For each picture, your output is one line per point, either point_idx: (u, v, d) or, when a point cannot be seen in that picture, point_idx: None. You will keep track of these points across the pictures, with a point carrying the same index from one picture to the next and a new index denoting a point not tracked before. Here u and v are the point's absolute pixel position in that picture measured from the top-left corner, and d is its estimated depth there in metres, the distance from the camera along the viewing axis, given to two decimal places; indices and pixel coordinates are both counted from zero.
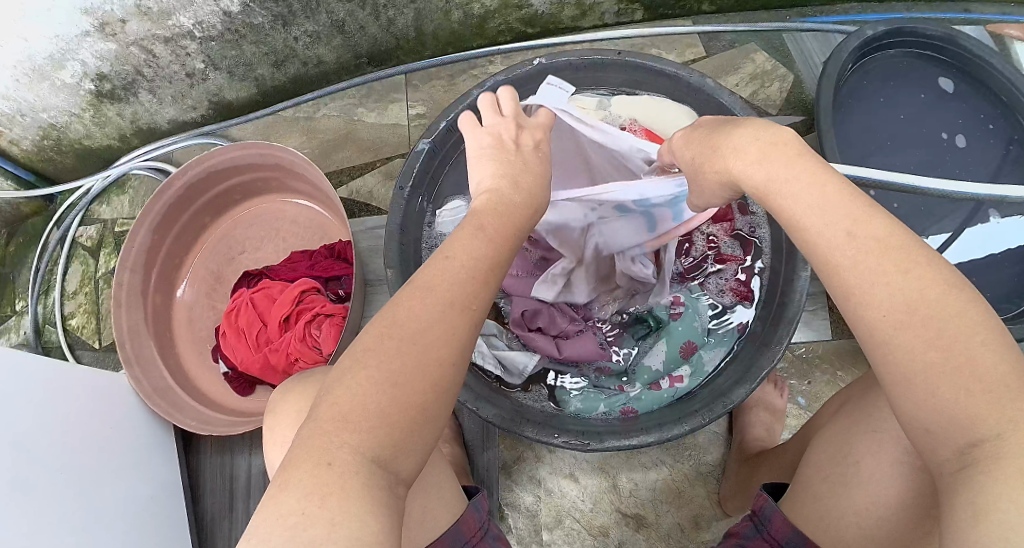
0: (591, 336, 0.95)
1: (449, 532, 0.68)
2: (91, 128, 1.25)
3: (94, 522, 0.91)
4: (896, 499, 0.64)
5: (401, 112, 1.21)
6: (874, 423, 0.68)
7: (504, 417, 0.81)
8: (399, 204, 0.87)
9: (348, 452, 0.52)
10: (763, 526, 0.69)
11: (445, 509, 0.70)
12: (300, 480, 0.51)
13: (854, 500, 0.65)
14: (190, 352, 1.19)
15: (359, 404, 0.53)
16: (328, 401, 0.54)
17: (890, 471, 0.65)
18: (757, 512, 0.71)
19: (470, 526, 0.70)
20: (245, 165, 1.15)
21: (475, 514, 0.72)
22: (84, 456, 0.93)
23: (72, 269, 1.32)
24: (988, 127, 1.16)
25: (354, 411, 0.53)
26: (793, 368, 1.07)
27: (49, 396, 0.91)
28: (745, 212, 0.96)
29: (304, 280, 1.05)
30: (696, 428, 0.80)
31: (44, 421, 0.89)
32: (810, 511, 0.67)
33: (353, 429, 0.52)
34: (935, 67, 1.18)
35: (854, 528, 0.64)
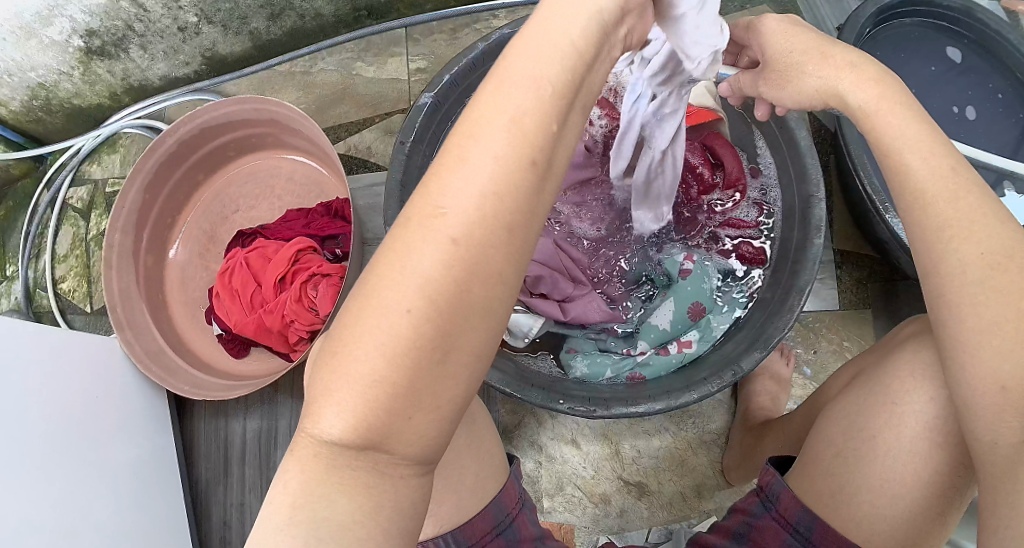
0: (597, 298, 0.92)
1: (493, 501, 0.66)
2: (81, 87, 1.20)
3: (88, 489, 0.89)
4: (913, 475, 0.62)
5: (400, 66, 1.16)
6: (892, 394, 0.64)
7: (510, 382, 0.79)
8: (399, 158, 0.84)
9: None
10: (771, 503, 0.67)
11: (494, 476, 0.68)
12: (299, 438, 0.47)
13: (869, 476, 0.62)
14: (183, 315, 1.16)
15: (332, 380, 0.44)
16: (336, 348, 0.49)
17: (908, 447, 0.62)
18: (764, 488, 0.69)
19: (512, 497, 0.68)
20: (240, 120, 1.11)
21: (515, 482, 0.70)
22: (76, 421, 0.91)
23: (63, 232, 1.28)
24: (997, 97, 1.11)
25: (333, 382, 0.44)
26: (800, 336, 1.05)
27: (43, 359, 0.89)
28: (757, 176, 0.94)
29: (301, 239, 1.02)
30: (705, 397, 0.78)
31: (36, 385, 0.86)
32: (823, 487, 0.65)
33: (333, 398, 0.44)
34: (942, 37, 1.13)
35: (866, 508, 0.62)
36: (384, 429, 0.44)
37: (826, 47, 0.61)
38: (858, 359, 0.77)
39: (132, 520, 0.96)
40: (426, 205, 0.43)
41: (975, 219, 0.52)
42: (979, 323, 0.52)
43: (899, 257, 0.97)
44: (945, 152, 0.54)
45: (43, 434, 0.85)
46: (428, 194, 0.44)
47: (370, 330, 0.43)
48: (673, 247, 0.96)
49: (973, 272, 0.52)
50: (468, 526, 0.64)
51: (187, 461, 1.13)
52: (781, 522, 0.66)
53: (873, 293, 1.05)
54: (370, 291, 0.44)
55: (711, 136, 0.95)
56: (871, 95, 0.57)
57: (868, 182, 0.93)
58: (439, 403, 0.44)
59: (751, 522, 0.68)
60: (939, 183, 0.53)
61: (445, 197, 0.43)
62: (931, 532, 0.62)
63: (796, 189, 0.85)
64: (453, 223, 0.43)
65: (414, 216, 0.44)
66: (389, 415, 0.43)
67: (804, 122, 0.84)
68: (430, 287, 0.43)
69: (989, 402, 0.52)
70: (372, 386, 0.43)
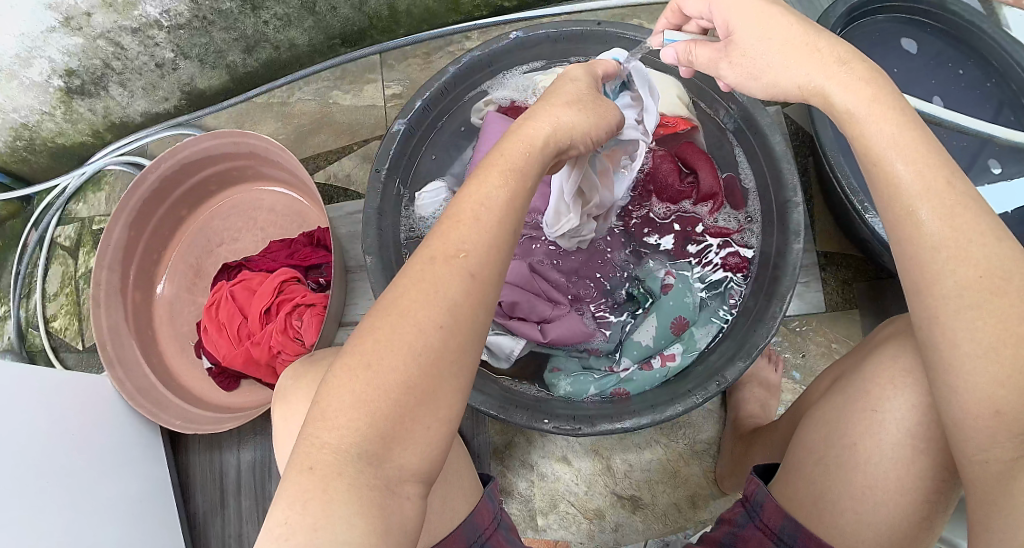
0: (576, 316, 0.93)
1: (465, 522, 0.66)
2: (64, 126, 1.21)
3: (91, 534, 0.90)
4: (897, 481, 0.62)
5: (377, 92, 1.17)
6: (872, 401, 0.64)
7: (494, 405, 0.79)
8: (376, 187, 0.84)
9: (333, 452, 0.48)
10: (755, 513, 0.68)
11: (464, 497, 0.68)
12: (306, 477, 0.48)
13: (851, 483, 0.63)
14: (173, 348, 1.16)
15: (344, 394, 0.49)
16: (327, 387, 0.50)
17: (891, 454, 0.62)
18: (749, 497, 0.69)
19: (485, 517, 0.69)
20: (218, 154, 1.12)
21: (490, 503, 0.70)
22: (76, 464, 0.91)
23: (52, 270, 1.29)
24: (959, 73, 1.12)
25: (347, 397, 0.49)
26: (788, 341, 1.06)
27: (39, 404, 0.89)
28: (733, 188, 0.94)
29: (284, 270, 1.03)
30: (690, 409, 0.78)
31: (33, 430, 0.86)
32: (805, 493, 0.65)
33: (348, 411, 0.49)
34: (898, 25, 1.14)
35: (851, 515, 0.62)
36: (389, 438, 0.49)
37: (797, 54, 0.61)
38: (840, 361, 0.76)
39: None
40: (446, 245, 0.52)
41: (970, 241, 0.53)
42: (974, 348, 0.52)
43: (882, 256, 0.97)
44: (940, 165, 0.55)
45: (44, 483, 0.85)
46: (448, 240, 0.52)
47: (390, 348, 0.49)
48: (654, 263, 0.97)
49: (967, 297, 0.52)
50: (440, 545, 0.64)
51: (183, 495, 1.13)
52: (765, 532, 0.66)
53: (859, 293, 1.05)
54: (396, 313, 0.50)
55: (685, 146, 0.96)
56: (864, 94, 0.58)
57: (844, 182, 0.94)
58: (441, 416, 0.50)
59: (736, 533, 0.69)
60: (934, 200, 0.54)
61: (465, 240, 0.52)
62: (916, 539, 0.62)
63: (774, 193, 0.86)
64: (470, 262, 0.52)
65: (437, 255, 0.52)
66: (398, 422, 0.49)
67: (777, 126, 0.85)
68: (437, 323, 0.50)
69: (983, 430, 0.53)
70: (390, 399, 0.49)
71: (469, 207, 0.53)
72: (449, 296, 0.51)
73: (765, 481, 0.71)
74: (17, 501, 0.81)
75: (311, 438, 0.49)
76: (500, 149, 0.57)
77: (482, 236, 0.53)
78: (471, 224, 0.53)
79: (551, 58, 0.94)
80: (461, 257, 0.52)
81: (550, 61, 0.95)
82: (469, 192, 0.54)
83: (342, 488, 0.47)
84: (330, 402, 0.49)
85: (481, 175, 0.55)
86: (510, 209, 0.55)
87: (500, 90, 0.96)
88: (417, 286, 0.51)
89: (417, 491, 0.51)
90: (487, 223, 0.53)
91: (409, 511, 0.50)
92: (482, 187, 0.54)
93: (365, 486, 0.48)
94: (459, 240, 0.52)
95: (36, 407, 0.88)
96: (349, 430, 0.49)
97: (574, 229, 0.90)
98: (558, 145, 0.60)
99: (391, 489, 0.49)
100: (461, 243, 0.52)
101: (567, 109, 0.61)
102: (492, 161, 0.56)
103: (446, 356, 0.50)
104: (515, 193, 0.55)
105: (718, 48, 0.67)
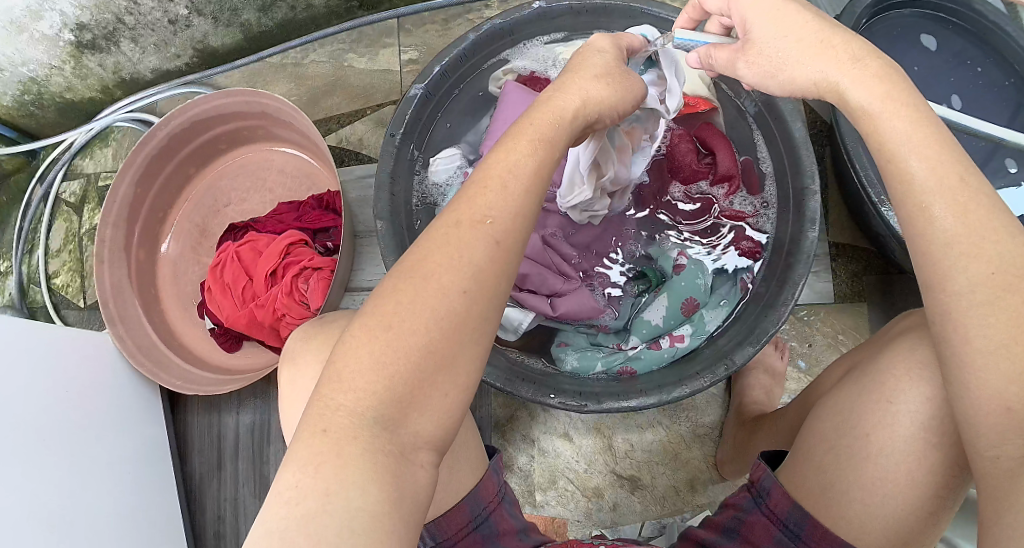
0: (587, 291, 0.92)
1: (469, 495, 0.66)
2: (73, 81, 1.20)
3: (86, 492, 0.89)
4: (907, 474, 0.61)
5: (392, 58, 1.15)
6: (887, 392, 0.64)
7: (501, 377, 0.79)
8: (389, 152, 0.83)
9: (345, 416, 0.48)
10: (762, 498, 0.68)
11: (468, 468, 0.67)
12: (319, 440, 0.47)
13: (860, 474, 0.62)
14: (176, 308, 1.16)
15: (363, 356, 0.48)
16: (341, 348, 0.50)
17: (902, 447, 0.62)
18: (756, 483, 0.69)
19: (489, 490, 0.68)
20: (229, 113, 1.10)
21: (494, 476, 0.70)
22: (74, 423, 0.91)
23: (56, 227, 1.28)
24: (976, 71, 1.10)
25: (366, 358, 0.48)
26: (794, 330, 1.05)
27: (37, 361, 0.88)
28: (752, 172, 0.93)
29: (292, 232, 1.01)
30: (697, 391, 0.77)
31: (31, 386, 0.86)
32: (812, 482, 0.64)
33: (366, 373, 0.48)
34: (918, 21, 1.12)
35: (858, 505, 0.62)
36: (405, 404, 0.48)
37: (829, 33, 0.59)
38: (853, 351, 0.76)
39: (129, 518, 0.96)
40: (473, 211, 0.51)
41: (983, 236, 0.51)
42: (985, 345, 0.51)
43: (895, 250, 0.96)
44: (952, 160, 0.53)
45: (40, 439, 0.85)
46: (477, 204, 0.51)
47: (412, 310, 0.48)
48: (667, 243, 0.96)
49: (981, 293, 0.51)
50: (445, 517, 0.64)
51: (181, 455, 1.13)
52: (771, 518, 0.66)
53: (869, 287, 1.04)
54: (420, 274, 0.49)
55: (704, 127, 0.95)
56: (876, 92, 0.55)
57: (863, 173, 0.93)
58: (459, 383, 0.50)
59: (742, 517, 0.69)
60: (947, 195, 0.52)
61: (492, 208, 0.51)
62: (921, 532, 0.62)
63: (791, 179, 0.84)
64: (497, 229, 0.51)
65: (464, 220, 0.51)
66: (417, 387, 0.48)
67: (799, 113, 0.83)
68: (450, 286, 0.49)
69: (993, 427, 0.52)
70: (403, 361, 0.48)
71: (499, 172, 0.52)
72: (477, 262, 0.50)
73: (771, 466, 0.71)
74: (13, 459, 0.81)
75: (326, 399, 0.48)
76: (529, 118, 0.56)
77: (508, 204, 0.51)
78: (500, 188, 0.52)
79: (574, 29, 0.92)
80: (489, 224, 0.50)
81: (573, 33, 0.93)
82: (496, 159, 0.53)
83: (353, 452, 0.47)
84: (347, 363, 0.48)
85: (509, 143, 0.54)
86: (537, 176, 0.53)
87: (520, 59, 0.94)
88: (445, 248, 0.50)
89: (431, 459, 0.50)
90: (515, 191, 0.52)
91: (423, 480, 0.49)
92: (509, 155, 0.53)
93: (380, 451, 0.47)
94: (487, 206, 0.51)
95: (37, 362, 0.88)
96: (366, 391, 0.48)
97: (586, 204, 0.89)
98: (583, 110, 0.59)
99: (406, 456, 0.48)
100: (488, 209, 0.51)
101: (599, 85, 0.60)
102: (521, 129, 0.55)
103: (471, 322, 0.49)
104: (543, 162, 0.54)
105: (736, 46, 0.65)
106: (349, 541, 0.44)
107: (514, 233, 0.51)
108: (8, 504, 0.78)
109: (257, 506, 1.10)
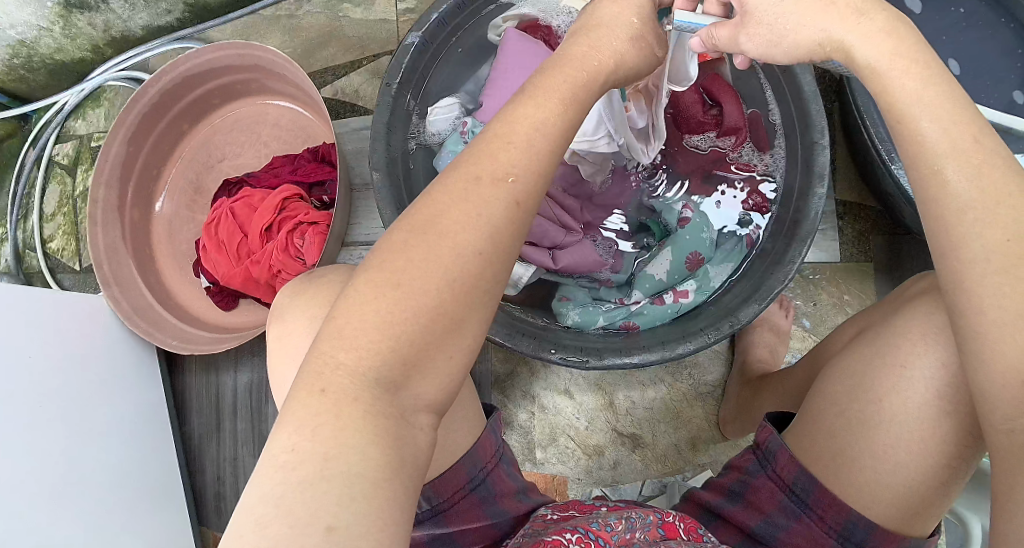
0: (589, 244, 0.91)
1: (465, 456, 0.64)
2: (62, 41, 1.17)
3: (86, 460, 0.89)
4: (920, 441, 0.59)
5: (389, 6, 1.11)
6: (900, 356, 0.61)
7: (502, 331, 0.77)
8: (386, 102, 0.81)
9: (345, 377, 0.46)
10: (768, 463, 0.67)
11: (467, 430, 0.64)
12: (317, 400, 0.45)
13: (870, 439, 0.61)
14: (172, 267, 1.14)
15: (368, 313, 0.46)
16: (345, 302, 0.47)
17: (913, 412, 0.60)
18: (762, 445, 0.68)
19: (488, 451, 0.66)
20: (222, 67, 1.07)
21: (494, 435, 0.68)
22: (75, 392, 0.90)
23: (51, 189, 1.25)
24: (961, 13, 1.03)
25: (372, 316, 0.46)
26: (800, 288, 1.04)
27: (35, 329, 0.87)
28: (759, 124, 0.90)
29: (287, 186, 1.00)
30: (700, 348, 0.76)
31: (25, 354, 0.84)
32: (822, 447, 0.63)
33: (371, 332, 0.46)
34: None
35: (867, 469, 0.60)
36: (411, 366, 0.47)
37: None
38: (864, 311, 0.74)
39: (128, 487, 0.95)
40: (498, 167, 0.48)
41: (1000, 203, 0.49)
42: (1000, 317, 0.49)
43: (901, 210, 0.94)
44: (973, 120, 0.50)
45: (40, 405, 0.84)
46: (499, 160, 0.48)
47: (423, 270, 0.46)
48: (669, 198, 0.94)
49: (998, 263, 0.49)
50: (441, 479, 0.63)
51: (179, 417, 1.12)
52: (777, 482, 0.66)
53: (875, 248, 1.02)
54: (433, 234, 0.47)
55: (712, 78, 0.91)
56: (885, 48, 0.52)
57: (872, 129, 0.90)
58: (466, 346, 0.48)
59: (747, 481, 0.68)
60: (963, 158, 0.49)
61: (516, 163, 0.48)
62: (932, 499, 0.60)
63: (800, 134, 0.82)
64: (519, 187, 0.48)
65: (484, 176, 0.48)
66: (423, 349, 0.46)
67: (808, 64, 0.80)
68: (438, 239, 0.47)
69: (1008, 400, 0.50)
70: (416, 320, 0.46)
71: (523, 130, 0.49)
72: (497, 219, 0.47)
73: (778, 428, 0.70)
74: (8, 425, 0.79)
75: (325, 356, 0.46)
76: (563, 74, 0.53)
77: (535, 161, 0.49)
78: (524, 146, 0.49)
79: None
80: (512, 181, 0.48)
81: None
82: (523, 113, 0.50)
83: (354, 414, 0.45)
84: (350, 320, 0.46)
85: (538, 93, 0.51)
86: (562, 122, 0.51)
87: (524, 5, 0.90)
88: (461, 203, 0.47)
89: (431, 421, 0.49)
90: (542, 147, 0.49)
91: (423, 443, 0.48)
92: (539, 109, 0.50)
93: (381, 414, 0.46)
94: (509, 161, 0.48)
95: (33, 328, 0.87)
96: (370, 352, 0.46)
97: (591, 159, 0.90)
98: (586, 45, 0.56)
99: (407, 418, 0.47)
100: (511, 165, 0.48)
101: (630, 44, 0.57)
102: (548, 83, 0.52)
103: (484, 284, 0.47)
104: (574, 121, 0.52)
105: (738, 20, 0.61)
106: (350, 508, 0.42)
107: (529, 186, 0.49)
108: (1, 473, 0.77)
109: (256, 465, 1.09)
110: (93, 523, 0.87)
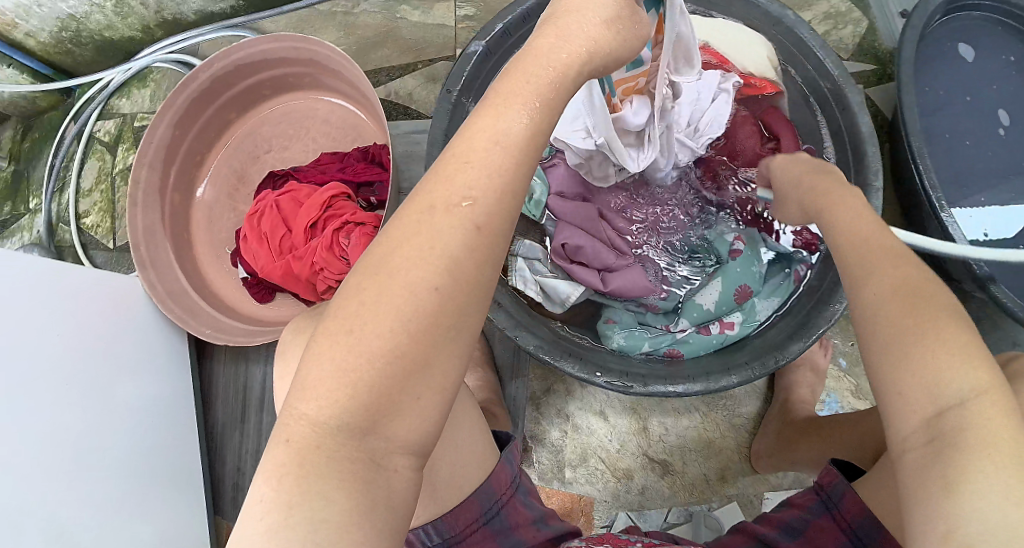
0: (640, 269, 0.89)
1: (481, 489, 0.64)
2: (113, 18, 1.17)
3: (102, 445, 0.88)
4: None
5: (448, 12, 1.12)
6: None
7: (544, 349, 0.77)
8: (444, 108, 0.81)
9: (306, 426, 0.46)
10: (833, 504, 0.65)
11: (476, 464, 0.65)
12: (282, 449, 0.46)
13: None
14: (209, 255, 1.14)
15: (324, 364, 0.46)
16: (308, 353, 0.47)
17: None
18: (826, 486, 0.67)
19: (502, 482, 0.66)
20: (275, 59, 1.08)
21: (506, 467, 0.68)
22: (96, 375, 0.89)
23: (89, 165, 1.26)
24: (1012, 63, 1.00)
25: (328, 365, 0.46)
26: (840, 326, 1.02)
27: (61, 310, 0.86)
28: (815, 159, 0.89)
29: (335, 184, 0.99)
30: (745, 382, 0.75)
31: (50, 335, 0.84)
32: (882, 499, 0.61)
33: (328, 381, 0.46)
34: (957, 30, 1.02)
35: None
36: (373, 412, 0.46)
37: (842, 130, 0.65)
38: None
39: (144, 473, 0.94)
40: (450, 191, 0.47)
41: None
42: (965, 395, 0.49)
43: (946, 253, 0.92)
44: None
45: (60, 386, 0.84)
46: (454, 184, 0.47)
47: (367, 318, 0.46)
48: (721, 226, 0.93)
49: None
50: (453, 512, 0.62)
51: (205, 405, 1.12)
52: (841, 525, 0.64)
53: None
54: (386, 273, 0.46)
55: (769, 111, 0.90)
56: None
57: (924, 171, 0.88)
58: (434, 385, 0.47)
59: (808, 520, 0.66)
60: None
61: (471, 187, 0.47)
62: None
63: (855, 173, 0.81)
64: (477, 212, 0.47)
65: (438, 205, 0.47)
66: (384, 397, 0.46)
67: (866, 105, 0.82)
68: (443, 273, 0.46)
69: None
70: (366, 367, 0.45)
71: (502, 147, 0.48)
72: (464, 256, 0.47)
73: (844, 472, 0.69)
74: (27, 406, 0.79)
75: (291, 408, 0.46)
76: None
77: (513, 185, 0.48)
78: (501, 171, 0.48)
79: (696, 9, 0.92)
80: (467, 206, 0.47)
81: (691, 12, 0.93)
82: None
83: (317, 460, 0.45)
84: (311, 370, 0.46)
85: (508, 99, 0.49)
86: None
87: None
88: (413, 239, 0.47)
89: (408, 464, 0.48)
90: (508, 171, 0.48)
91: (400, 484, 0.47)
92: (500, 119, 0.48)
93: (348, 459, 0.45)
94: (467, 184, 0.47)
95: (61, 308, 0.86)
96: (328, 402, 0.45)
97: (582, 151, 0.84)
98: None
99: (378, 462, 0.46)
100: (468, 188, 0.47)
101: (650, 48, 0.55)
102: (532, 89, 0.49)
103: (451, 320, 0.46)
104: None
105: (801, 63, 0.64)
106: None
107: (499, 216, 0.48)
108: (17, 453, 0.77)
109: None
110: (106, 507, 0.87)
